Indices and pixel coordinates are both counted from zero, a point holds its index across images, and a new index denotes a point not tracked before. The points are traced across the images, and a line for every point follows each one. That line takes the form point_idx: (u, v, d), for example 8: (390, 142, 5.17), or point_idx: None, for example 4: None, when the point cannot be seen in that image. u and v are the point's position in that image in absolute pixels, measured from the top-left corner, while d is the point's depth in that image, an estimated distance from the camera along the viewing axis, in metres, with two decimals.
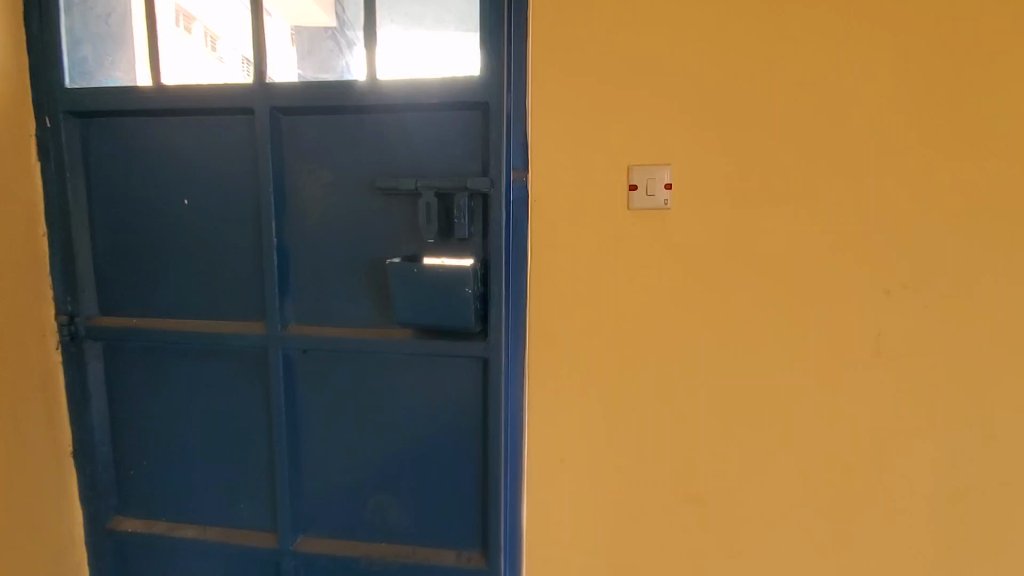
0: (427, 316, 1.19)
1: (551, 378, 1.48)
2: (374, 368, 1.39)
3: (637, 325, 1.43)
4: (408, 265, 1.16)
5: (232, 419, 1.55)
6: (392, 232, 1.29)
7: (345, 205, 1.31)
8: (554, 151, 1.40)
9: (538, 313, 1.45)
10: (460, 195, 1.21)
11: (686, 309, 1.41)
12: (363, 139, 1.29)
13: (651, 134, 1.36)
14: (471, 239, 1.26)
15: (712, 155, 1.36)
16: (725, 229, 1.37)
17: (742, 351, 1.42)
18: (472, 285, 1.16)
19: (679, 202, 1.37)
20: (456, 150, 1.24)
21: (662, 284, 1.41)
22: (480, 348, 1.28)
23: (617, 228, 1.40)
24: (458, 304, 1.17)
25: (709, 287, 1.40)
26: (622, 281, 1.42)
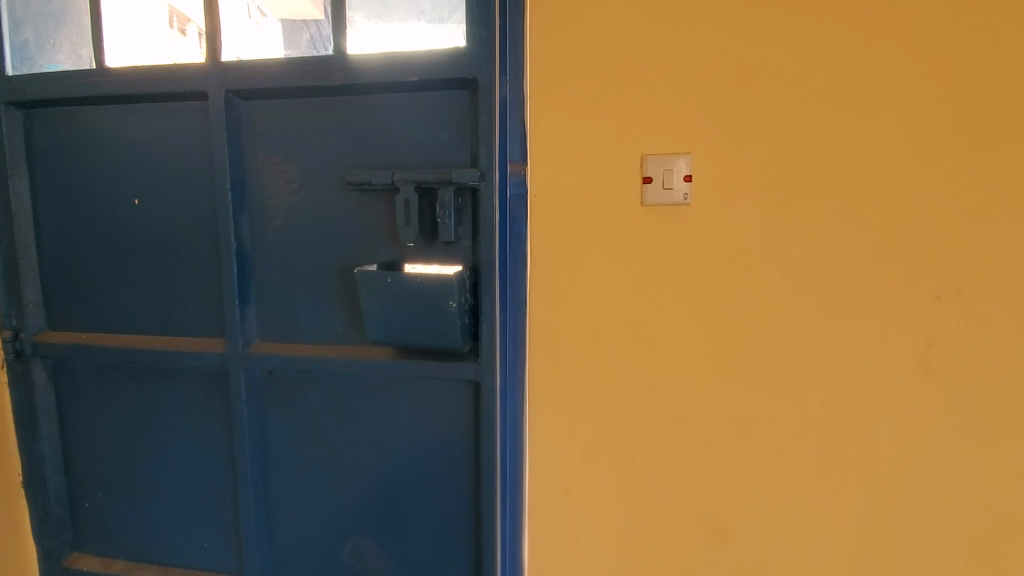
0: (406, 335, 1.00)
1: (555, 399, 1.30)
2: (350, 391, 1.20)
3: (650, 340, 1.25)
4: (381, 274, 0.98)
5: (195, 446, 1.36)
6: (368, 235, 1.11)
7: (313, 204, 1.13)
8: (555, 141, 1.22)
9: (539, 326, 1.27)
10: (444, 189, 1.02)
11: (708, 321, 1.23)
12: (331, 126, 1.11)
13: (666, 118, 1.17)
14: (459, 241, 1.07)
15: (738, 143, 1.17)
16: (753, 227, 1.19)
17: (774, 369, 1.23)
18: (457, 298, 0.97)
19: (700, 198, 1.19)
20: (440, 138, 1.05)
21: (681, 292, 1.22)
22: (472, 370, 1.09)
23: (627, 228, 1.21)
24: (441, 319, 0.98)
25: (735, 295, 1.21)
26: (633, 289, 1.23)
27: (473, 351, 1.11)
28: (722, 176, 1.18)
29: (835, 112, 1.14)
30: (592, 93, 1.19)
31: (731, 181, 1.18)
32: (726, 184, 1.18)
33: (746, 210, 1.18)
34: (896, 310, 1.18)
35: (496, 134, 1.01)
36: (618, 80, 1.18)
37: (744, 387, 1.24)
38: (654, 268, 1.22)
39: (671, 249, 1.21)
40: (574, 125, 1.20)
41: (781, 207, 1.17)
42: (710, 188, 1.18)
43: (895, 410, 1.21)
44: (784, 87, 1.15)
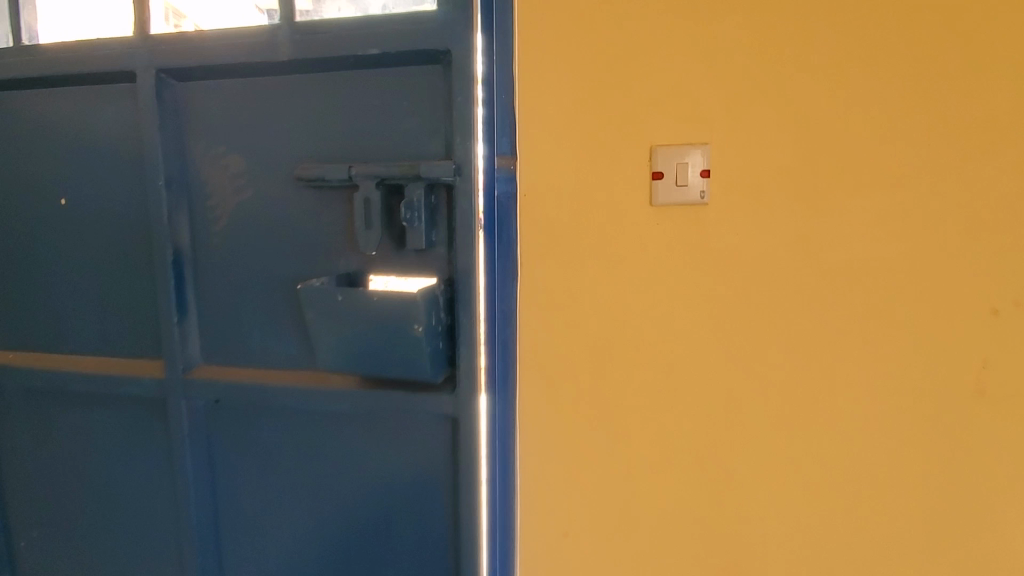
0: (363, 365, 0.81)
1: (551, 455, 0.97)
2: (307, 427, 1.03)
3: (677, 379, 0.93)
4: (330, 289, 0.78)
5: (118, 492, 1.14)
6: (324, 244, 0.92)
7: (262, 204, 0.95)
8: (547, 113, 0.89)
9: (528, 359, 0.95)
10: (414, 187, 0.85)
11: (756, 353, 0.90)
12: (279, 112, 0.93)
13: (691, 80, 0.86)
14: (432, 250, 0.90)
15: (799, 111, 0.84)
16: (812, 230, 0.87)
17: (847, 419, 0.90)
18: (423, 321, 0.77)
19: (745, 186, 0.87)
20: (407, 126, 0.87)
21: (718, 314, 0.90)
22: (449, 405, 0.93)
23: (646, 228, 0.89)
24: (408, 346, 0.79)
25: (794, 318, 0.89)
26: (654, 310, 0.91)
27: (450, 380, 0.94)
28: (778, 158, 0.86)
29: (940, 66, 0.81)
30: (601, 44, 0.87)
31: (790, 163, 0.86)
32: (782, 168, 0.86)
33: (810, 203, 0.86)
34: (1011, 344, 0.85)
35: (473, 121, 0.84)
36: (627, 29, 0.86)
37: (805, 443, 0.91)
38: (681, 282, 0.90)
39: (705, 258, 0.89)
40: (575, 89, 0.88)
41: (860, 198, 0.85)
42: (760, 172, 0.86)
43: (1019, 481, 0.87)
44: (868, 31, 0.82)
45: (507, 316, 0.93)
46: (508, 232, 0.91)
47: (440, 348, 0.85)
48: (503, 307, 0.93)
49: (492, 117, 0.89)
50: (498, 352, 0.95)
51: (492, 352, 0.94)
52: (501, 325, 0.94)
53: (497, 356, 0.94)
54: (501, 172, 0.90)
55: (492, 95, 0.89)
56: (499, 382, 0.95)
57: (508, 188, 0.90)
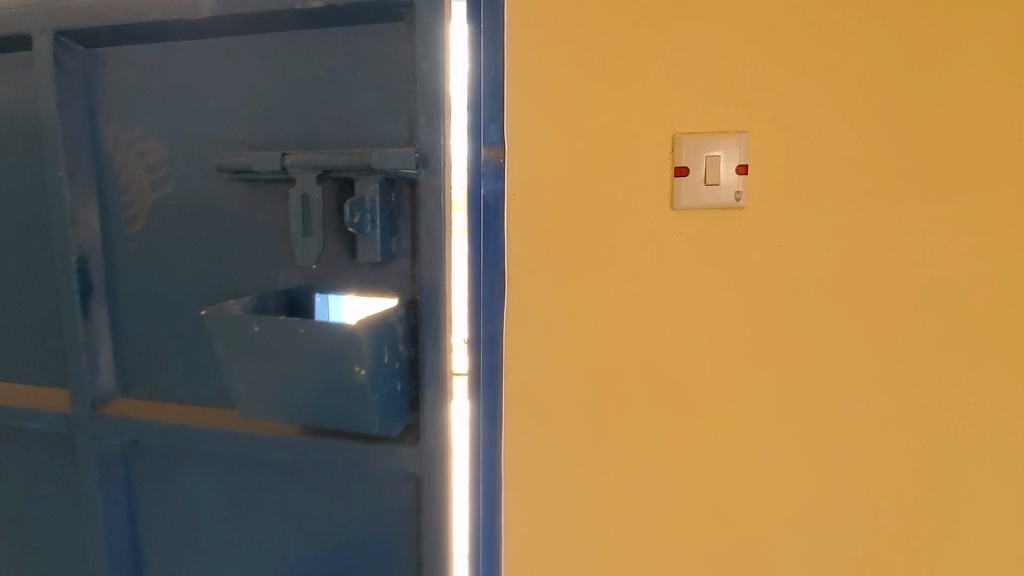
0: (296, 414, 0.63)
1: (540, 538, 0.74)
2: (240, 476, 0.83)
3: (702, 442, 0.71)
4: (244, 318, 0.59)
5: (22, 549, 0.94)
6: (257, 251, 0.73)
7: (185, 202, 0.76)
8: (547, 89, 0.67)
9: (513, 412, 0.72)
10: (368, 182, 0.66)
11: (806, 410, 0.69)
12: (204, 85, 0.74)
13: (730, 50, 0.64)
14: (391, 261, 0.71)
15: (873, 92, 0.63)
16: (885, 252, 0.65)
17: (927, 505, 0.68)
18: (369, 362, 0.59)
19: (795, 191, 0.66)
20: (360, 102, 0.68)
21: (755, 362, 0.69)
22: (411, 460, 0.73)
23: (663, 244, 0.68)
24: (349, 393, 0.60)
25: (858, 364, 0.67)
26: (674, 352, 0.70)
27: (413, 428, 0.75)
28: (841, 155, 0.64)
29: None
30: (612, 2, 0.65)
31: (858, 161, 0.64)
32: (847, 168, 0.65)
33: (884, 214, 0.65)
34: None
35: (443, 100, 0.66)
36: None
37: (870, 531, 0.69)
38: (708, 314, 0.69)
39: (740, 284, 0.68)
40: (581, 61, 0.66)
41: (953, 210, 0.63)
42: (815, 172, 0.65)
43: None
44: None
45: (495, 338, 0.71)
46: (496, 234, 0.69)
47: (398, 392, 0.67)
48: (489, 327, 0.71)
49: (477, 95, 0.68)
50: (478, 378, 0.73)
51: (474, 386, 0.73)
52: (487, 347, 0.72)
53: (483, 382, 0.73)
54: (486, 167, 0.68)
55: (477, 69, 0.68)
56: (481, 419, 0.73)
57: (497, 187, 0.69)
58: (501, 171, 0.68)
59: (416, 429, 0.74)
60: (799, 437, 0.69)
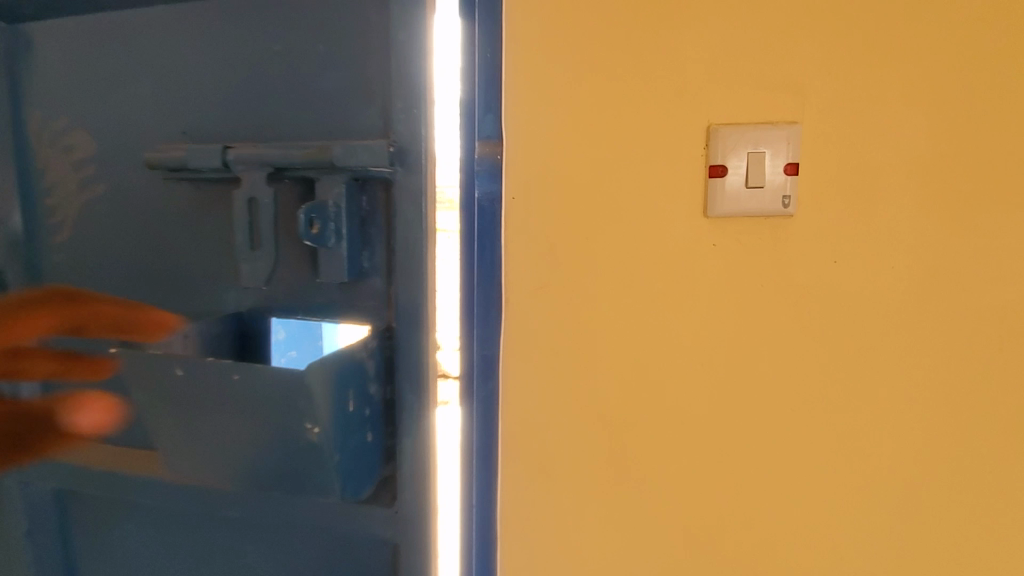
0: (237, 477, 0.53)
1: None
2: (180, 528, 0.70)
3: (741, 496, 0.59)
4: (165, 361, 0.49)
5: None
6: (200, 268, 0.61)
7: (117, 206, 0.63)
8: (559, 68, 0.54)
9: (514, 460, 0.59)
10: (332, 181, 0.54)
11: (861, 454, 0.58)
12: (139, 65, 0.61)
13: (776, 34, 0.54)
14: (361, 281, 0.59)
15: (944, 83, 0.54)
16: (948, 276, 0.56)
17: (985, 563, 0.60)
18: (323, 421, 0.49)
19: (853, 197, 0.55)
20: (322, 84, 0.56)
21: (800, 402, 0.58)
22: (384, 524, 0.62)
23: (694, 262, 0.56)
24: (296, 454, 0.50)
25: (921, 399, 0.58)
26: (705, 392, 0.58)
27: (389, 483, 0.63)
28: (906, 155, 0.55)
29: None
30: None
31: (926, 164, 0.55)
32: (914, 170, 0.55)
33: (951, 227, 0.55)
34: None
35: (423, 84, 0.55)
36: None
37: None
38: (748, 344, 0.57)
39: (784, 309, 0.57)
40: (600, 35, 0.54)
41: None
42: (876, 174, 0.55)
43: None
44: None
45: (490, 364, 0.58)
46: (492, 243, 0.56)
47: (369, 443, 0.57)
48: (483, 350, 0.58)
49: (471, 77, 0.55)
50: (470, 411, 0.59)
51: (465, 424, 0.60)
52: (481, 375, 0.58)
53: (478, 412, 0.59)
54: (480, 166, 0.55)
55: (470, 45, 0.55)
56: (472, 466, 0.60)
57: (494, 189, 0.55)
58: (499, 169, 0.55)
59: (393, 485, 0.62)
60: (848, 490, 0.59)
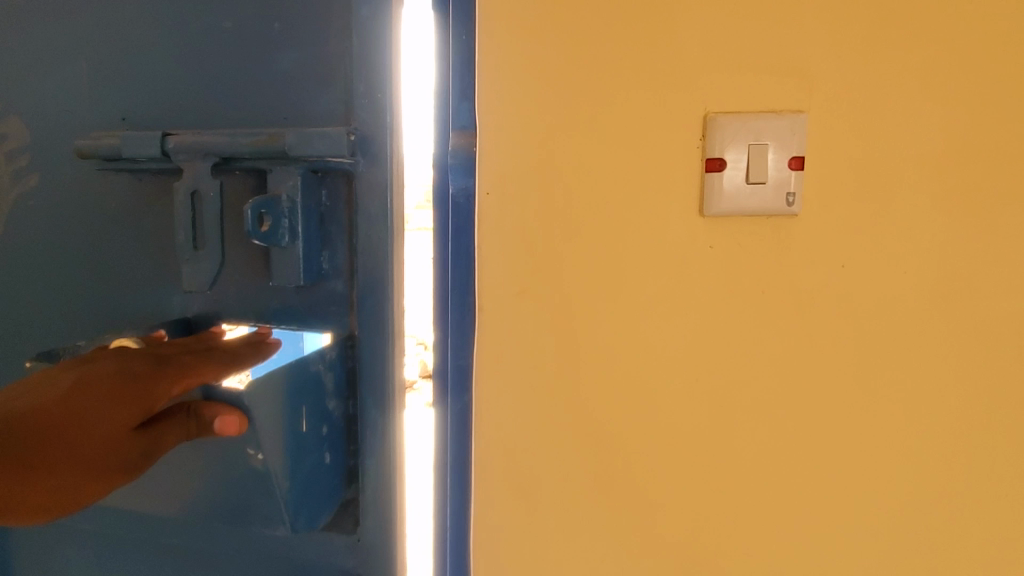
0: (183, 509, 0.50)
1: None
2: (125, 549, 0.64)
3: (740, 523, 0.54)
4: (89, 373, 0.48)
5: None
6: (147, 271, 0.55)
7: (53, 198, 0.56)
8: (543, 48, 0.48)
9: (489, 483, 0.54)
10: (286, 174, 0.50)
11: (871, 476, 0.54)
12: (79, 43, 0.54)
13: (783, 16, 0.49)
14: (320, 283, 0.53)
15: (965, 74, 0.49)
16: (966, 284, 0.51)
17: None
18: (268, 446, 0.45)
19: (865, 194, 0.50)
20: (278, 65, 0.51)
21: (803, 420, 0.53)
22: (345, 554, 0.57)
23: (689, 264, 0.52)
24: (238, 480, 0.47)
25: (937, 418, 0.53)
26: (699, 407, 0.53)
27: (351, 507, 0.57)
28: (924, 148, 0.50)
29: None
30: None
31: (946, 159, 0.50)
32: (931, 168, 0.50)
33: (969, 231, 0.50)
34: None
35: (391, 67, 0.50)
36: None
37: None
38: (747, 356, 0.52)
39: (786, 317, 0.52)
40: (586, 14, 0.48)
41: None
42: (890, 170, 0.50)
43: None
44: None
45: (463, 375, 0.52)
46: (467, 244, 0.51)
47: (327, 465, 0.53)
48: (456, 360, 0.52)
49: (445, 58, 0.49)
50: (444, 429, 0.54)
51: (438, 441, 0.54)
52: (455, 386, 0.53)
53: (451, 431, 0.53)
54: (455, 159, 0.50)
55: (444, 23, 0.49)
56: (444, 485, 0.54)
57: (469, 183, 0.50)
58: (473, 162, 0.49)
59: (356, 509, 0.57)
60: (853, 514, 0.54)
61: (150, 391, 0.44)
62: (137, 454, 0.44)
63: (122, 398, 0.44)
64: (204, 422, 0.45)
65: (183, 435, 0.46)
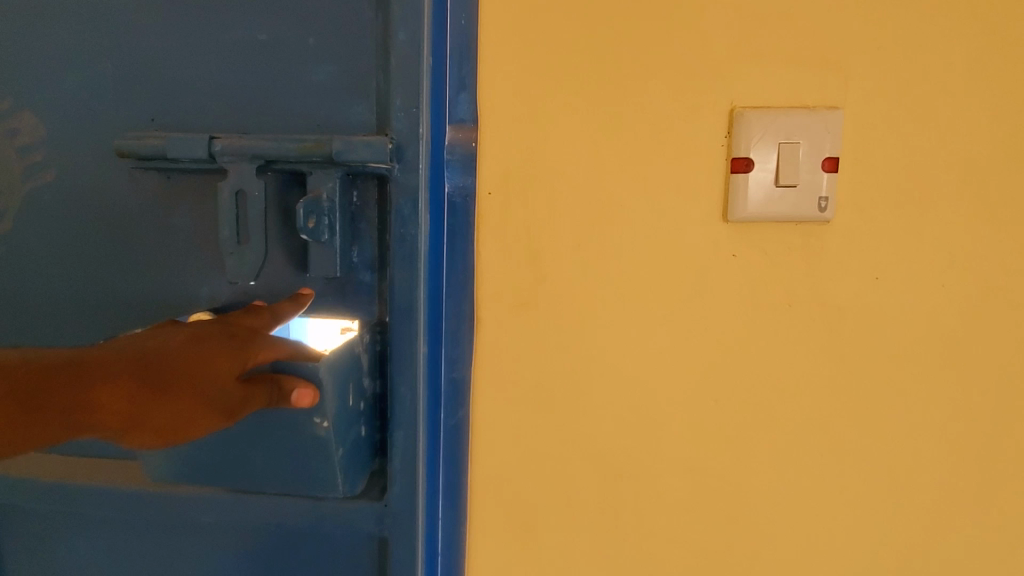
0: (221, 476, 0.53)
1: None
2: (97, 546, 0.59)
3: (754, 539, 0.52)
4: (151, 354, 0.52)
5: None
6: (168, 259, 0.54)
7: (72, 199, 0.54)
8: (560, 49, 0.49)
9: (490, 486, 0.54)
10: (321, 177, 0.52)
11: (903, 495, 0.51)
12: (95, 37, 0.52)
13: (818, 18, 0.47)
14: (348, 275, 0.55)
15: (1008, 86, 0.46)
16: (999, 307, 0.48)
17: None
18: (332, 414, 0.49)
19: (897, 204, 0.48)
20: (316, 80, 0.52)
21: (822, 438, 0.51)
22: (373, 519, 0.54)
23: (709, 271, 0.50)
24: (291, 445, 0.50)
25: (974, 436, 0.50)
26: (713, 420, 0.51)
27: (377, 475, 0.56)
28: (967, 151, 0.47)
29: None
30: None
31: (984, 171, 0.47)
32: (967, 182, 0.47)
33: (1003, 250, 0.48)
34: None
35: (430, 71, 0.50)
36: None
37: None
38: (772, 367, 0.50)
39: (808, 331, 0.50)
40: (608, 15, 0.48)
41: None
42: (929, 174, 0.47)
43: None
44: None
45: (458, 391, 0.53)
46: (464, 249, 0.51)
47: (363, 437, 0.55)
48: (451, 374, 0.53)
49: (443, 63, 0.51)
50: (434, 450, 0.54)
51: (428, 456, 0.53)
52: (449, 404, 0.53)
53: (442, 450, 0.54)
54: (452, 155, 0.51)
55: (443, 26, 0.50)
56: (433, 508, 0.55)
57: (466, 182, 0.51)
58: (470, 161, 0.51)
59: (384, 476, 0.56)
60: (868, 538, 0.52)
61: (245, 347, 0.47)
62: (234, 401, 0.47)
63: (223, 351, 0.47)
64: (287, 387, 0.47)
65: (263, 405, 0.47)
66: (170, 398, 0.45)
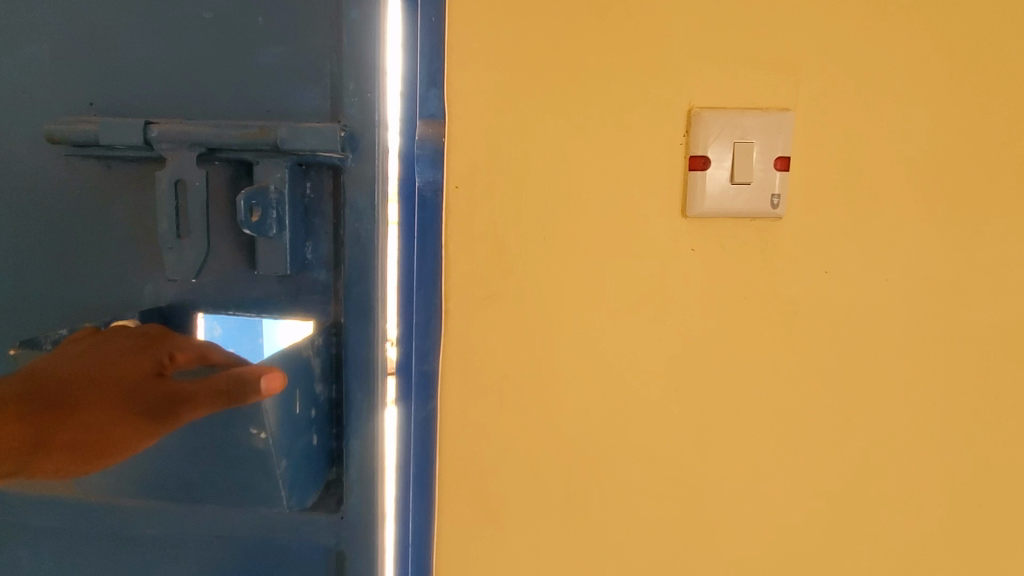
0: (157, 488, 0.51)
1: None
2: (46, 554, 0.58)
3: (710, 517, 0.55)
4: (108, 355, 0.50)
5: None
6: (105, 257, 0.52)
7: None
8: (522, 41, 0.48)
9: (455, 483, 0.53)
10: (274, 165, 0.49)
11: (844, 470, 0.54)
12: (30, 20, 0.49)
13: (767, 25, 0.49)
14: (302, 274, 0.52)
15: (933, 93, 0.50)
16: (928, 293, 0.52)
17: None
18: (272, 426, 0.47)
19: (837, 202, 0.51)
20: (262, 64, 0.49)
21: (772, 420, 0.54)
22: (329, 533, 0.54)
23: (669, 265, 0.51)
24: (234, 456, 0.48)
25: (908, 414, 0.54)
26: (672, 407, 0.53)
27: (334, 486, 0.55)
28: (900, 151, 0.50)
29: None
30: None
31: (912, 171, 0.51)
32: (899, 181, 0.51)
33: (931, 243, 0.51)
34: None
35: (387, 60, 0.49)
36: None
37: None
38: (726, 356, 0.53)
39: (759, 319, 0.52)
40: (571, 8, 0.48)
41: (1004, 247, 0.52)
42: (865, 173, 0.51)
43: None
44: None
45: (429, 381, 0.51)
46: (433, 240, 0.50)
47: (314, 446, 0.53)
48: (422, 365, 0.51)
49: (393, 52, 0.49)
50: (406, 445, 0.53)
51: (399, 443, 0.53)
52: (420, 393, 0.52)
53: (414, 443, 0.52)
54: (421, 149, 0.48)
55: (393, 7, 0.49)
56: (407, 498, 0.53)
57: (435, 176, 0.49)
58: (440, 154, 0.48)
59: (338, 488, 0.55)
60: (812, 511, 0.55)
61: (155, 344, 0.47)
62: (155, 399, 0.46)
63: (130, 352, 0.47)
64: (186, 390, 0.45)
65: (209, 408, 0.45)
66: (80, 407, 0.46)
